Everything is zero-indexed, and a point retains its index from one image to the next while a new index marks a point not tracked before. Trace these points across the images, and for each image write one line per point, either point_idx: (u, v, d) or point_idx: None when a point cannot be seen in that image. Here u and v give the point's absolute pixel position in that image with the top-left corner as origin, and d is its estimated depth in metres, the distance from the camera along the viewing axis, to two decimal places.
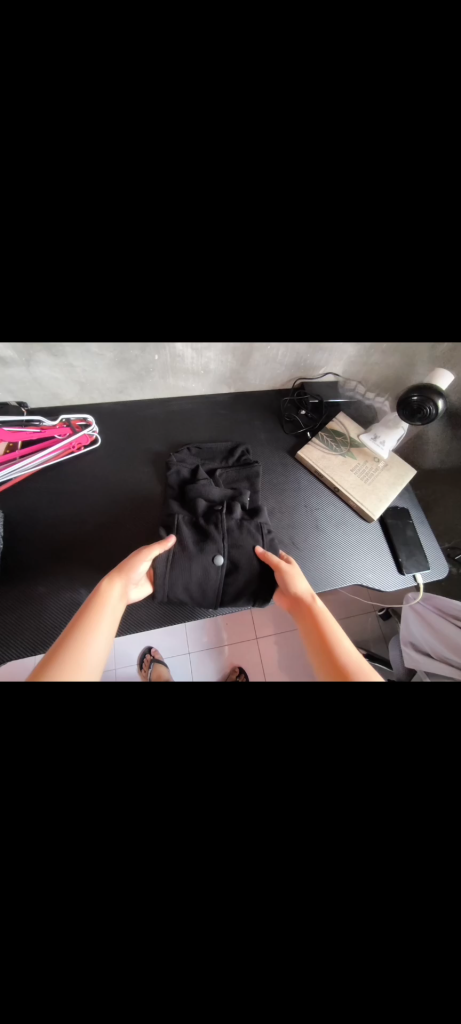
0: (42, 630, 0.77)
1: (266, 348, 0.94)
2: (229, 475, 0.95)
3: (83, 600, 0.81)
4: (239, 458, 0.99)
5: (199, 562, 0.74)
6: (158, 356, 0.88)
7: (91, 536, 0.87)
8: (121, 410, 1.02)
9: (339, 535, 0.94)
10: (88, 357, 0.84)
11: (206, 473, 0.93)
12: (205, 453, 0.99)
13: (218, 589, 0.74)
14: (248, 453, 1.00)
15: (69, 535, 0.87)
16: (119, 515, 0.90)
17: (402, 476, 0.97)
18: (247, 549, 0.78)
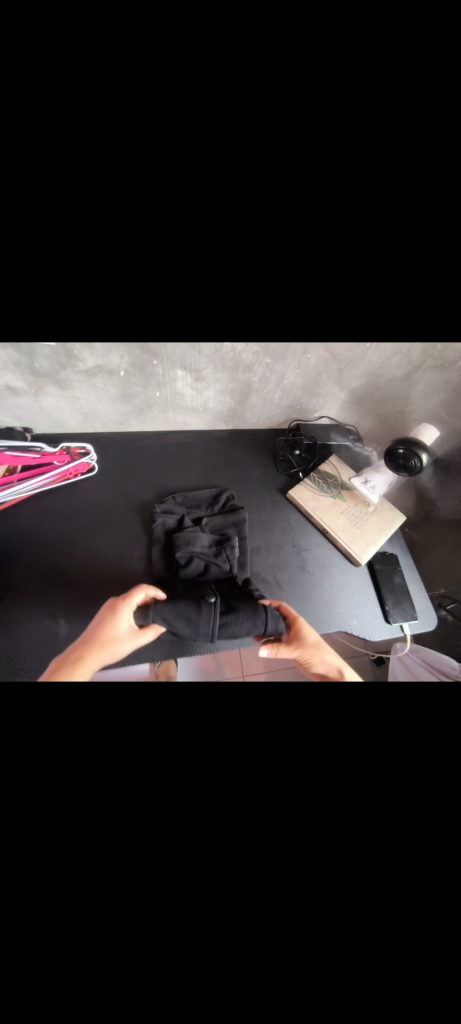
0: (15, 655, 0.76)
1: (263, 392, 0.99)
2: (215, 520, 0.96)
3: (59, 627, 0.80)
4: (224, 503, 1.00)
5: (194, 609, 0.74)
6: (159, 393, 0.93)
7: (77, 561, 0.88)
8: (121, 441, 1.06)
9: (326, 579, 0.94)
10: (93, 391, 0.89)
11: (191, 522, 0.95)
12: (190, 500, 1.00)
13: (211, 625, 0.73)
14: (233, 498, 1.01)
15: (55, 558, 0.88)
16: (107, 543, 0.91)
17: (391, 522, 0.98)
18: (245, 603, 0.78)
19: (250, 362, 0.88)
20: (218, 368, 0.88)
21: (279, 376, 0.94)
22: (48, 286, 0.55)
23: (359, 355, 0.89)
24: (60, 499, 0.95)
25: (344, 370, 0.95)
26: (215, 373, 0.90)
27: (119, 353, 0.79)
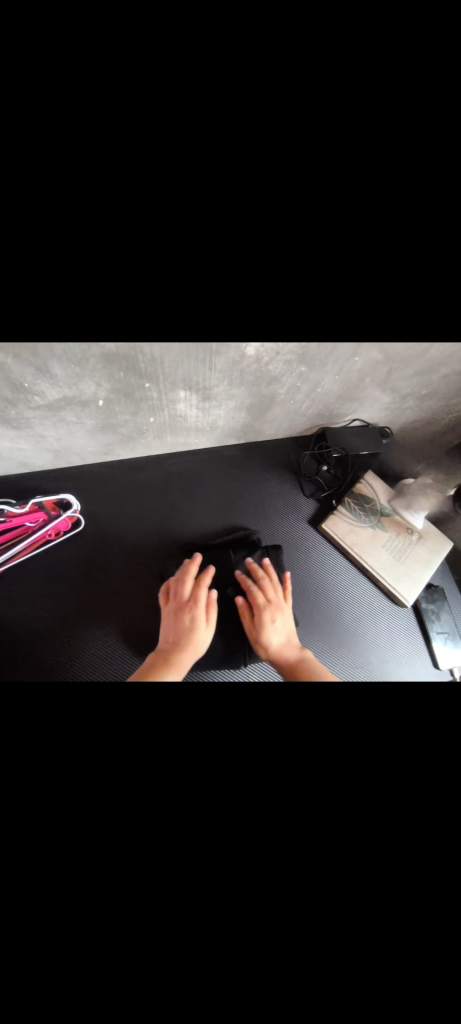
0: None
1: (289, 402, 0.76)
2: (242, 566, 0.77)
3: None
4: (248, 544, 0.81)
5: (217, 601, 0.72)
6: (153, 418, 0.69)
7: (77, 647, 0.71)
8: (107, 475, 0.82)
9: (370, 623, 0.83)
10: (63, 426, 0.64)
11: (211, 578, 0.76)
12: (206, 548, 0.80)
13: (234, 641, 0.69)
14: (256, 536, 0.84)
15: (47, 647, 0.70)
16: (112, 618, 0.74)
17: (439, 550, 0.85)
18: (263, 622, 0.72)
19: (278, 373, 0.64)
20: (235, 384, 0.64)
21: (312, 384, 0.71)
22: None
23: (420, 354, 0.67)
24: (42, 567, 0.75)
25: (395, 372, 0.73)
26: (231, 389, 0.66)
27: (96, 380, 0.54)
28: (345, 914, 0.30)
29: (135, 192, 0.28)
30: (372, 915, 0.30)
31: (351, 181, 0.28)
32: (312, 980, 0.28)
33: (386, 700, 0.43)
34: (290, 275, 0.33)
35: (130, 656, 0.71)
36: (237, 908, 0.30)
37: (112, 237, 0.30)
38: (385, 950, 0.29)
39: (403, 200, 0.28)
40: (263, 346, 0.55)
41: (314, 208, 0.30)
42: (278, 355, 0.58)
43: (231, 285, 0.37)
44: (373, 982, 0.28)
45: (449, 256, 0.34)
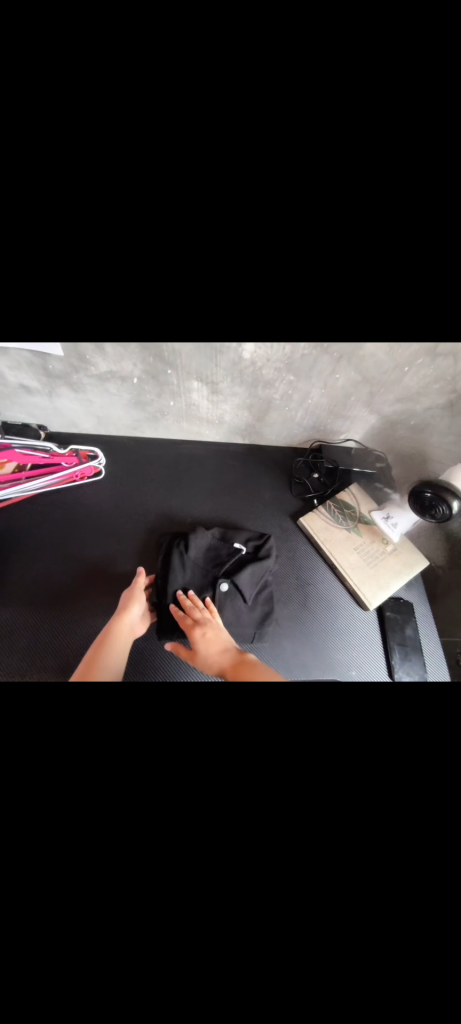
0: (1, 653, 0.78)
1: (284, 409, 0.92)
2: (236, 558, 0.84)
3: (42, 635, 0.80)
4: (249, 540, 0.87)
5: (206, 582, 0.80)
6: (173, 403, 0.90)
7: (71, 565, 0.89)
8: (133, 447, 1.04)
9: (330, 621, 0.86)
10: (107, 395, 0.87)
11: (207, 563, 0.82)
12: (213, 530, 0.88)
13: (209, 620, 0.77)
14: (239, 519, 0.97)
15: (49, 557, 0.89)
16: (102, 552, 0.91)
17: (411, 566, 0.87)
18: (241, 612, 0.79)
19: (271, 376, 0.81)
20: (236, 382, 0.82)
21: (302, 393, 0.86)
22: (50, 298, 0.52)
23: (397, 379, 0.80)
24: (67, 503, 0.96)
25: (378, 393, 0.86)
26: (234, 387, 0.84)
27: (133, 361, 0.76)
28: (171, 797, 0.34)
29: (115, 249, 0.36)
30: (197, 812, 0.34)
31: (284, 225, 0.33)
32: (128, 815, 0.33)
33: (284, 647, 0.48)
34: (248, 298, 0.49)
35: (108, 583, 0.87)
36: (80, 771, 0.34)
37: (116, 293, 0.44)
38: (197, 832, 0.33)
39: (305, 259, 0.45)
40: (256, 351, 0.73)
41: (257, 265, 0.38)
42: (269, 360, 0.76)
43: (218, 324, 0.55)
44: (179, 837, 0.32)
45: (369, 301, 0.44)
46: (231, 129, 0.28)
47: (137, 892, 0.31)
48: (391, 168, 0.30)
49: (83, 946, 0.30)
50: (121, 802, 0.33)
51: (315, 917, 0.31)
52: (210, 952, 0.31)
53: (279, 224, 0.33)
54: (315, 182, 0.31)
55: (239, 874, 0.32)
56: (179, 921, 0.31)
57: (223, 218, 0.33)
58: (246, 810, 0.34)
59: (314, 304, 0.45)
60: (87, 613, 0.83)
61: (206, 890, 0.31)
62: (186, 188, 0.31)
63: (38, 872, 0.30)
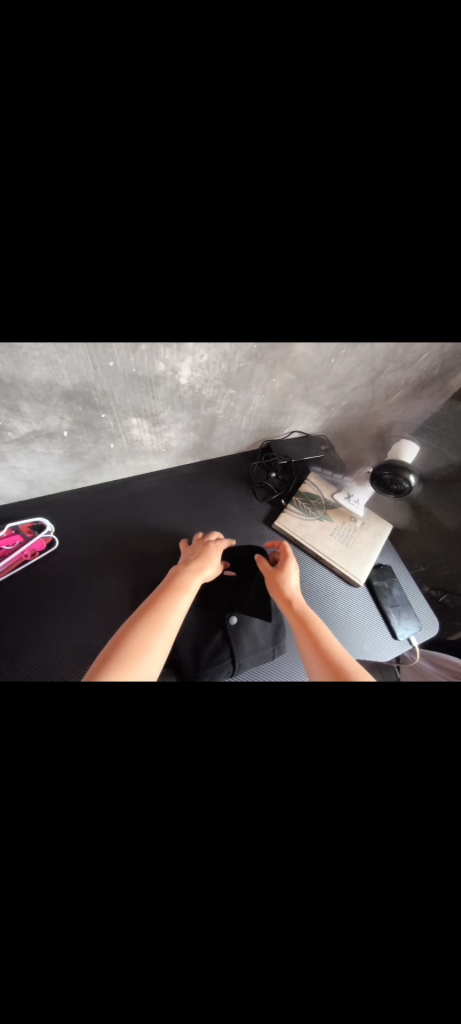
0: None
1: (229, 420, 0.90)
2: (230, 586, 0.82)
3: None
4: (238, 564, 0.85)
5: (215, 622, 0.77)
6: (114, 444, 0.81)
7: (43, 661, 0.74)
8: (78, 500, 0.93)
9: (331, 607, 0.90)
10: (35, 456, 0.75)
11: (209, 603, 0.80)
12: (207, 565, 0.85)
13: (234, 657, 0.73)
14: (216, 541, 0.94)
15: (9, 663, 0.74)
16: (77, 630, 0.79)
17: (381, 532, 0.96)
18: (259, 635, 0.76)
19: (212, 395, 0.78)
20: (178, 408, 0.78)
21: (245, 402, 0.85)
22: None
23: (326, 371, 0.84)
24: (15, 591, 0.80)
25: (312, 387, 0.89)
26: (176, 413, 0.79)
27: (59, 414, 0.66)
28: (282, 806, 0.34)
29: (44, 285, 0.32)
30: (312, 810, 0.34)
31: (238, 231, 0.32)
32: (257, 875, 0.32)
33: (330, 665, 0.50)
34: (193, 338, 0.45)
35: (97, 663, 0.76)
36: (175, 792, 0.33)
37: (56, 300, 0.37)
38: (321, 845, 0.33)
39: (250, 287, 0.40)
40: (193, 375, 0.69)
41: (212, 267, 0.36)
42: (208, 380, 0.73)
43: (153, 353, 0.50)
44: (308, 868, 0.32)
45: (313, 306, 0.45)
46: (172, 152, 0.28)
47: (294, 929, 0.30)
48: (335, 169, 0.30)
49: (268, 980, 0.29)
50: (249, 838, 0.33)
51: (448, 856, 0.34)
52: (384, 979, 0.30)
53: (232, 232, 0.32)
54: (260, 192, 0.31)
55: (377, 871, 0.32)
56: (341, 940, 0.30)
57: (172, 225, 0.31)
58: (359, 798, 0.35)
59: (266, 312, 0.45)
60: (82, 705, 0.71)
61: (350, 898, 0.31)
62: (137, 203, 0.30)
63: (188, 918, 0.30)
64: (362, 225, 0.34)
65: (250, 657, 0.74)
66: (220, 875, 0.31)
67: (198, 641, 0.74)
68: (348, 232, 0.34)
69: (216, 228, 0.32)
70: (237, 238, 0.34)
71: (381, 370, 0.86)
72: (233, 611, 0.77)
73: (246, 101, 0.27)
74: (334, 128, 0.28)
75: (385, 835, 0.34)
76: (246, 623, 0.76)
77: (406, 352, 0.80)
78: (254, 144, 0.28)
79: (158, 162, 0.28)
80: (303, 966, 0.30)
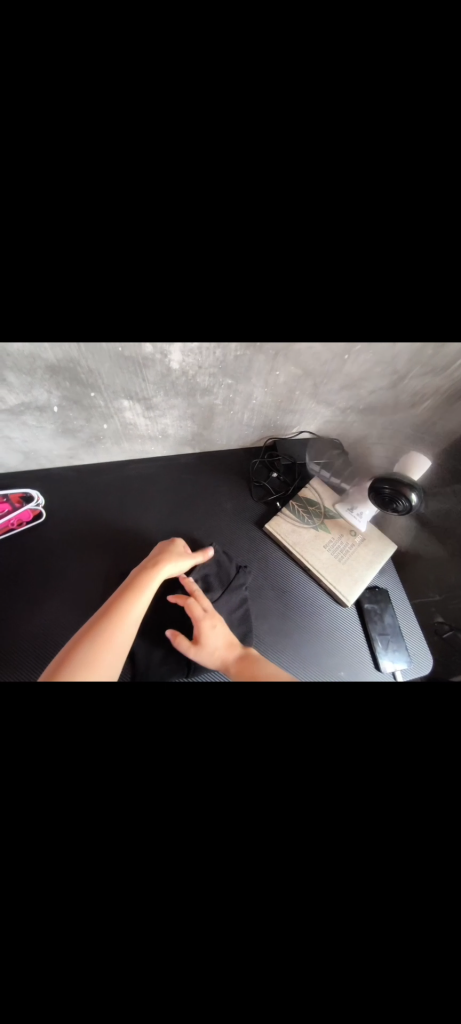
0: None
1: (229, 412, 0.86)
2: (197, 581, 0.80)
3: None
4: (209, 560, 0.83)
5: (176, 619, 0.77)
6: (107, 425, 0.80)
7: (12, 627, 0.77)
8: (73, 477, 0.94)
9: (311, 624, 0.84)
10: (28, 429, 0.76)
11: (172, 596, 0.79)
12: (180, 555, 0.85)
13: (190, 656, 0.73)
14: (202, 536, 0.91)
15: None
16: (50, 602, 0.80)
17: (382, 552, 0.87)
18: None
19: (208, 383, 0.74)
20: (171, 394, 0.75)
21: (245, 395, 0.81)
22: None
23: (339, 368, 0.75)
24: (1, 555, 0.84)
25: (323, 385, 0.81)
26: (170, 399, 0.77)
27: (47, 388, 0.66)
28: (159, 816, 0.32)
29: None
30: (186, 830, 0.31)
31: (181, 222, 0.32)
32: (106, 901, 0.29)
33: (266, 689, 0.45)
34: (164, 312, 0.42)
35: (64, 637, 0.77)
36: None
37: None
38: (186, 871, 0.30)
39: (214, 257, 0.35)
40: (185, 360, 0.66)
41: (164, 238, 0.33)
42: (202, 367, 0.69)
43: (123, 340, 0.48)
44: (162, 896, 0.29)
45: (287, 291, 0.41)
46: (104, 136, 0.27)
47: (131, 947, 0.28)
48: (277, 163, 0.30)
49: (103, 1001, 0.27)
50: (111, 853, 0.30)
51: (329, 927, 0.30)
52: (219, 988, 0.29)
53: (175, 221, 0.32)
54: (199, 180, 0.30)
55: (238, 907, 0.29)
56: (179, 960, 0.29)
57: (114, 219, 0.31)
58: (241, 829, 0.32)
59: (235, 310, 0.42)
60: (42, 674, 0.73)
61: (201, 926, 0.29)
62: (72, 189, 0.29)
63: (16, 936, 0.27)
64: (308, 220, 0.33)
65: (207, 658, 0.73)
66: (66, 895, 0.28)
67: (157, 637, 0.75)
68: None
69: (159, 219, 0.31)
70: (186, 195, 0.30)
71: (404, 375, 0.75)
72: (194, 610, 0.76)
73: (180, 88, 0.27)
74: (274, 128, 0.29)
75: (259, 873, 0.31)
76: None
77: (436, 354, 0.67)
78: None
79: None
80: None
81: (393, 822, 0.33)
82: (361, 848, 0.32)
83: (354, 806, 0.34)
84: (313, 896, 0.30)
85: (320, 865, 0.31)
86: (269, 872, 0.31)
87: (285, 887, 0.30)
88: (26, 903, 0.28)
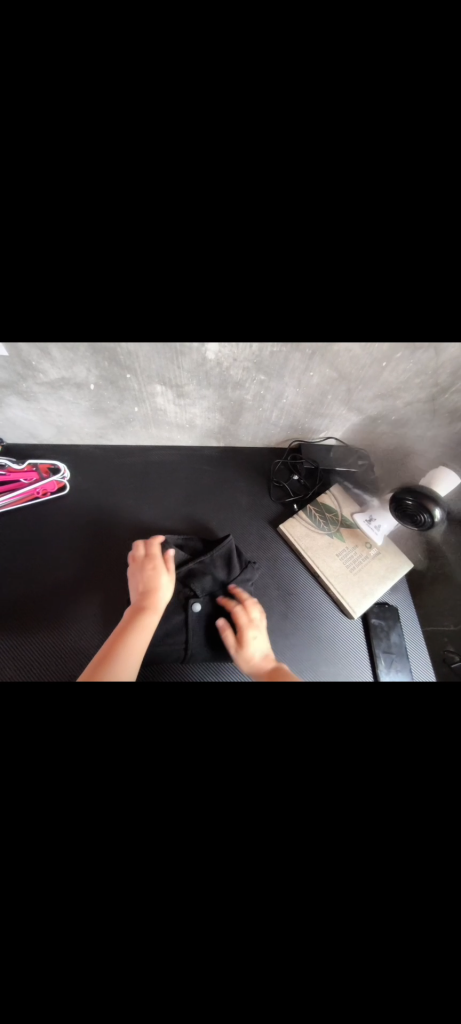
0: None
1: (258, 409, 0.86)
2: (207, 565, 0.82)
3: (8, 670, 0.74)
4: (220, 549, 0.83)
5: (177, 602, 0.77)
6: (137, 408, 0.82)
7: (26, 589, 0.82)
8: (99, 455, 0.97)
9: (314, 632, 0.82)
10: (64, 405, 0.80)
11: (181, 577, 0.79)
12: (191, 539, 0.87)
13: (188, 642, 0.75)
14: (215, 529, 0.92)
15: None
16: (64, 572, 0.85)
17: (396, 569, 0.85)
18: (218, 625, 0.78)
19: (241, 377, 0.75)
20: (203, 384, 0.76)
21: (276, 393, 0.81)
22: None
23: (375, 375, 0.74)
24: (24, 521, 0.88)
25: (356, 390, 0.79)
26: (201, 389, 0.78)
27: (86, 366, 0.69)
28: (136, 808, 0.32)
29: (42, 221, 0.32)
30: (163, 820, 0.32)
31: (230, 221, 0.31)
32: (77, 866, 0.30)
33: (259, 683, 0.45)
34: (203, 307, 0.43)
35: (72, 607, 0.81)
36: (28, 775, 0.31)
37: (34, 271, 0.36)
38: (156, 848, 0.31)
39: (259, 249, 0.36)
40: (221, 351, 0.67)
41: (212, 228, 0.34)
42: (236, 359, 0.70)
43: (160, 325, 0.48)
44: (129, 867, 0.30)
45: (326, 299, 0.40)
46: (160, 124, 0.27)
47: (94, 923, 0.29)
48: (329, 162, 0.28)
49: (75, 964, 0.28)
50: (89, 844, 0.31)
51: (289, 925, 0.29)
52: (174, 965, 0.29)
53: (222, 221, 0.31)
54: (253, 175, 0.29)
55: None
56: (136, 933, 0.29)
57: (159, 218, 0.31)
58: (215, 818, 0.32)
59: (276, 308, 0.43)
60: (46, 654, 0.76)
61: (163, 907, 0.30)
62: (119, 185, 0.29)
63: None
64: (372, 223, 0.33)
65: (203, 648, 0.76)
66: None
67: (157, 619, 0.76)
68: (365, 191, 0.30)
69: (206, 218, 0.31)
70: (237, 190, 0.31)
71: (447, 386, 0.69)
72: (197, 595, 0.78)
73: (246, 75, 0.26)
74: None
75: (227, 857, 0.31)
76: (208, 609, 0.78)
77: None
78: (253, 89, 0.26)
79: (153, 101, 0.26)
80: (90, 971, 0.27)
81: (372, 833, 0.32)
82: (336, 850, 0.32)
83: (330, 815, 0.33)
84: (277, 894, 0.30)
85: None
86: (237, 862, 0.31)
87: None
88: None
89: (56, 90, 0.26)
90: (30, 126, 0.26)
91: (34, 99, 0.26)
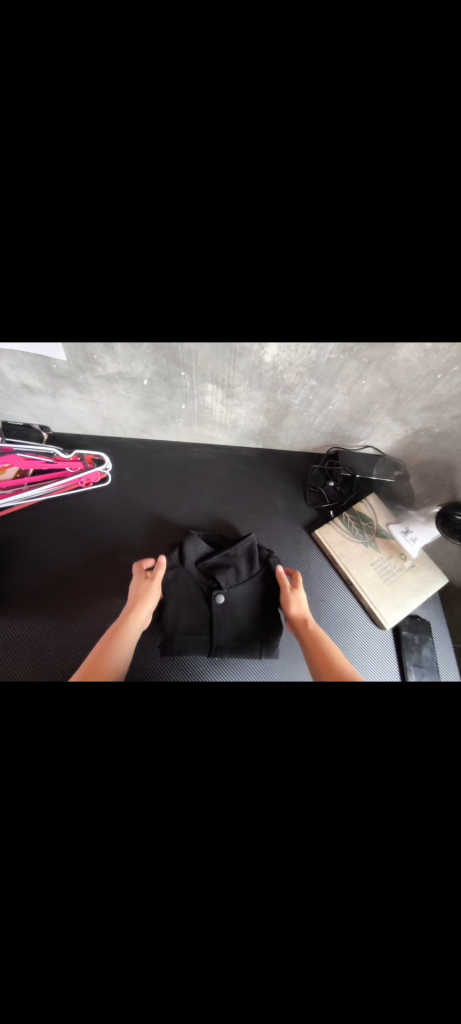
0: (5, 668, 0.75)
1: (303, 414, 0.86)
2: (230, 557, 0.81)
3: (46, 652, 0.77)
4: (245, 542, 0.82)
5: (200, 593, 0.79)
6: (184, 406, 0.84)
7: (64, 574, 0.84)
8: (139, 449, 0.99)
9: (343, 639, 0.83)
10: (114, 399, 0.82)
11: (203, 566, 0.80)
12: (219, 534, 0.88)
13: (211, 633, 0.76)
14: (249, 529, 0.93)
15: (39, 565, 0.85)
16: (102, 558, 0.87)
17: (431, 582, 0.84)
18: (241, 617, 0.79)
19: (292, 382, 0.76)
20: (254, 386, 0.77)
21: (323, 399, 0.81)
22: (11, 313, 0.43)
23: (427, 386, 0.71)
24: (66, 508, 0.91)
25: (404, 401, 0.78)
26: (251, 391, 0.79)
27: (143, 363, 0.71)
28: (199, 811, 0.30)
29: None
30: (228, 826, 0.30)
31: (342, 228, 0.30)
32: (136, 880, 0.27)
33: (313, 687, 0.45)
34: (284, 312, 0.44)
35: (109, 593, 0.83)
36: (96, 765, 0.31)
37: (130, 290, 0.37)
38: (224, 862, 0.29)
39: None
40: (278, 354, 0.67)
41: None
42: (291, 364, 0.70)
43: (235, 326, 0.49)
44: (194, 882, 0.28)
45: (414, 303, 0.40)
46: (284, 135, 0.27)
47: (158, 940, 0.27)
48: None
49: None
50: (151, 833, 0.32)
51: (367, 960, 0.27)
52: (238, 975, 0.27)
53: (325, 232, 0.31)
54: (370, 184, 0.28)
55: (255, 922, 0.27)
56: None
57: None
58: (286, 832, 0.29)
59: (359, 316, 0.43)
60: (83, 639, 0.78)
61: (228, 932, 0.27)
62: None
63: (51, 899, 0.26)
64: None
65: (228, 641, 0.77)
66: (94, 831, 0.29)
67: (182, 609, 0.78)
68: None
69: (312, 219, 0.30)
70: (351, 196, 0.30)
71: None
72: (221, 587, 0.78)
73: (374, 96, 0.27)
74: None
75: (297, 878, 0.28)
76: (231, 602, 0.79)
77: None
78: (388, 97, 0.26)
79: (282, 105, 0.26)
80: (158, 966, 0.27)
81: None
82: None
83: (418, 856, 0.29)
84: (352, 923, 0.27)
85: (326, 916, 0.27)
86: None
87: (291, 925, 0.27)
88: (70, 870, 0.27)
89: (186, 82, 0.25)
90: (154, 123, 0.26)
91: (161, 91, 0.25)
